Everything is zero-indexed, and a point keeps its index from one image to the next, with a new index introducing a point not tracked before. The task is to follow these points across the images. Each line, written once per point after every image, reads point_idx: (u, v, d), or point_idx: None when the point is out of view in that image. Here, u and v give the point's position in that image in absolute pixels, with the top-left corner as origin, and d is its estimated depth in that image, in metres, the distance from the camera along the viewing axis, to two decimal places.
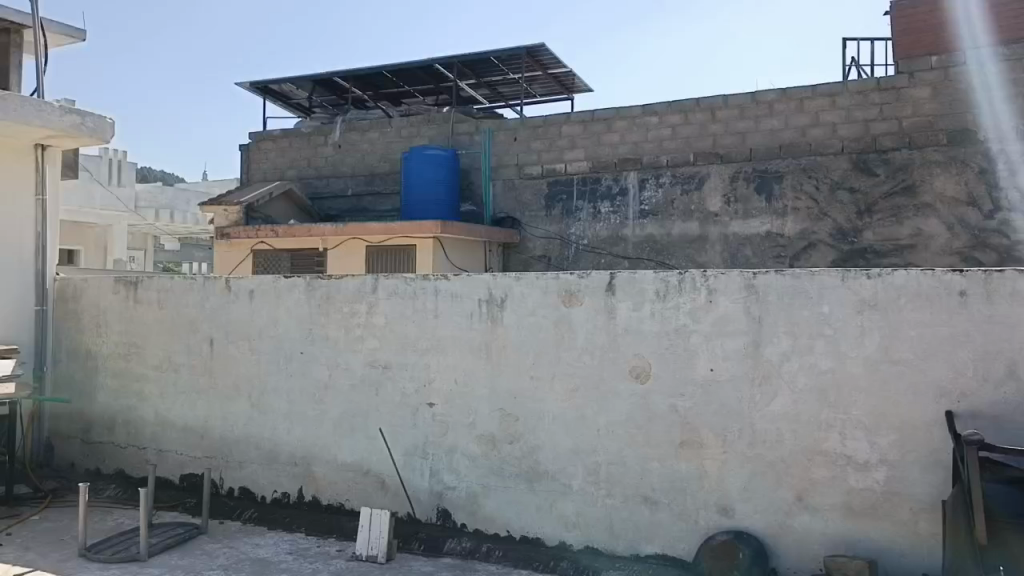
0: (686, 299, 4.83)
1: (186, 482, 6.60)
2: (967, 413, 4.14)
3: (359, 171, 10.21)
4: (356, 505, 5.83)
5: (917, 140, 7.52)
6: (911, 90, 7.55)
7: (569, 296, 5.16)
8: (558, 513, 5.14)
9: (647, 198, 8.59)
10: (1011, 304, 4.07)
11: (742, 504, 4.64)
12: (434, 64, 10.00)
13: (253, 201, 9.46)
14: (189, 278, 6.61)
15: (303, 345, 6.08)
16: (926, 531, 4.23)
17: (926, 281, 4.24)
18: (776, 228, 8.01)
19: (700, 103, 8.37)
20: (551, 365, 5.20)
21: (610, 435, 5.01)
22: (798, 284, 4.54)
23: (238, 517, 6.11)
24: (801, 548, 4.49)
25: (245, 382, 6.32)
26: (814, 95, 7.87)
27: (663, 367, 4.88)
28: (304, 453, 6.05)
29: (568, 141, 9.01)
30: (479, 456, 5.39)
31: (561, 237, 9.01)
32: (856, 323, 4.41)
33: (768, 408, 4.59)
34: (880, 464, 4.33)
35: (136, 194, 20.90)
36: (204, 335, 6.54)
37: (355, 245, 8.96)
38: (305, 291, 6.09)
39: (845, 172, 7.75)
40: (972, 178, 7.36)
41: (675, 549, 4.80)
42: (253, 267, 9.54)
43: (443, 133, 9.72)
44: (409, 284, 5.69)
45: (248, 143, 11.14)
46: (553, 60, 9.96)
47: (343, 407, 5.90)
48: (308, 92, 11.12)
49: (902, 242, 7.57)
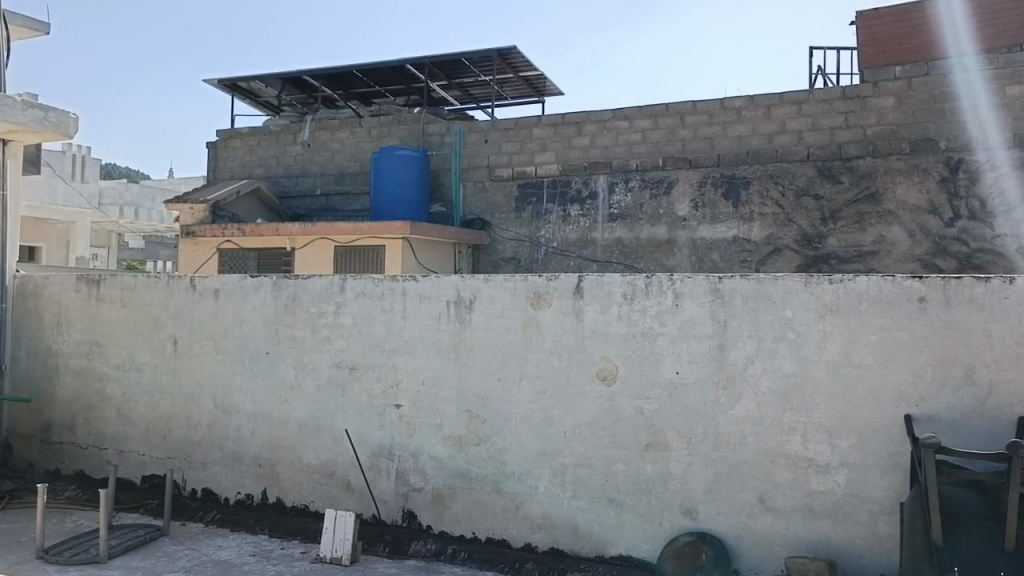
0: (653, 302, 4.87)
1: (148, 483, 6.51)
2: (925, 417, 4.22)
3: (328, 170, 10.14)
4: (321, 506, 5.80)
5: (881, 148, 7.64)
6: (875, 98, 7.67)
7: (538, 297, 5.18)
8: (524, 514, 5.15)
9: (616, 201, 8.63)
10: (968, 309, 4.17)
11: (706, 505, 4.69)
12: (406, 65, 9.98)
13: (221, 199, 9.36)
14: (153, 275, 6.52)
15: (269, 345, 6.03)
16: (885, 532, 4.30)
17: (887, 286, 4.32)
18: (743, 232, 8.08)
19: (669, 108, 8.44)
20: (518, 366, 5.21)
21: (576, 437, 5.03)
22: (762, 289, 4.60)
23: (200, 519, 6.03)
24: (764, 550, 4.55)
25: (210, 382, 6.25)
26: (782, 102, 7.98)
27: (629, 369, 4.91)
28: (269, 454, 6.00)
29: (539, 143, 9.03)
30: (446, 457, 5.39)
31: (531, 239, 9.02)
32: (818, 328, 4.47)
33: (732, 411, 4.64)
34: (840, 466, 4.40)
35: (100, 190, 20.58)
36: (168, 333, 6.45)
37: (323, 245, 8.90)
38: (271, 290, 6.04)
39: (810, 179, 7.85)
40: (934, 187, 7.47)
41: (640, 551, 4.83)
42: (218, 267, 9.44)
43: (414, 133, 9.68)
44: (378, 284, 5.67)
45: (216, 141, 11.01)
46: (524, 62, 9.97)
47: (309, 407, 5.85)
48: (277, 90, 11.02)
49: (866, 249, 7.67)
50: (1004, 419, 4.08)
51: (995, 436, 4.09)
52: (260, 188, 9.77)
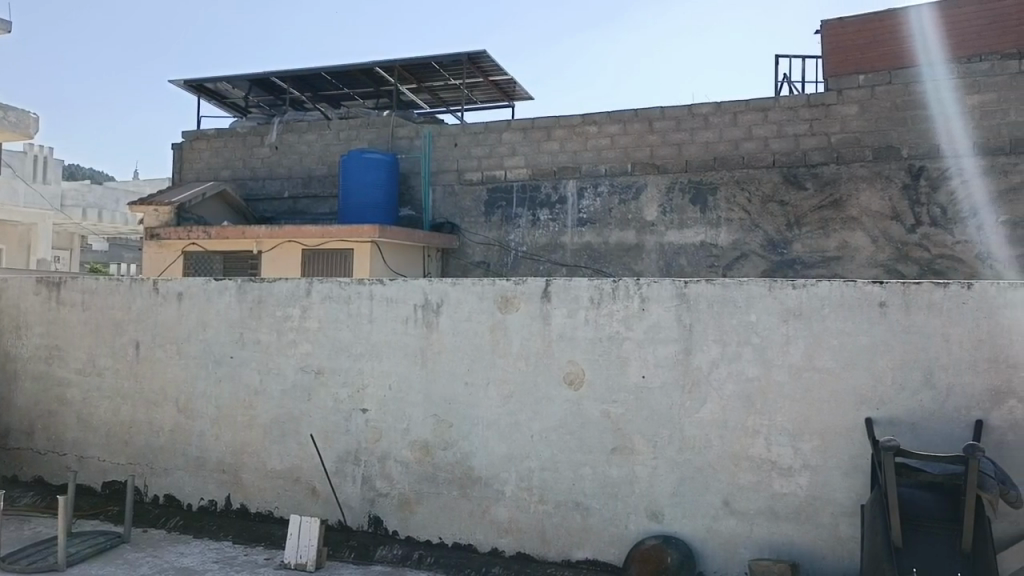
0: (620, 307, 4.89)
1: (109, 489, 6.40)
2: (885, 421, 4.28)
3: (296, 173, 10.05)
4: (285, 512, 5.74)
5: (845, 155, 7.71)
6: (839, 106, 7.74)
7: (505, 301, 5.18)
8: (490, 519, 5.14)
9: (585, 206, 8.66)
10: (927, 314, 4.24)
11: (671, 508, 4.72)
12: (376, 67, 9.93)
13: (186, 201, 9.22)
14: (115, 278, 6.42)
15: (233, 349, 5.96)
16: (846, 534, 4.36)
17: (848, 291, 4.39)
18: (710, 237, 8.14)
19: (637, 114, 8.48)
20: (486, 370, 5.21)
21: (544, 441, 5.03)
22: (726, 293, 4.64)
23: (162, 526, 5.94)
24: (728, 553, 4.58)
25: (172, 387, 6.16)
26: (748, 109, 8.03)
27: (596, 373, 4.92)
28: (233, 460, 5.93)
29: (508, 148, 9.02)
30: (412, 462, 5.36)
31: (500, 243, 9.03)
32: (782, 332, 4.53)
33: (697, 414, 4.68)
34: (803, 469, 4.45)
35: (63, 192, 20.22)
36: (130, 337, 6.36)
37: (290, 249, 8.83)
38: (236, 294, 5.98)
39: (776, 185, 7.91)
40: (896, 193, 7.55)
41: (606, 555, 4.85)
42: (183, 269, 9.36)
43: (383, 136, 9.64)
44: (344, 287, 5.63)
45: (182, 142, 10.87)
46: (494, 66, 9.98)
47: (273, 412, 5.80)
48: (245, 91, 10.92)
49: (829, 254, 7.75)
50: (962, 422, 4.15)
51: (953, 439, 4.16)
52: (225, 190, 9.67)
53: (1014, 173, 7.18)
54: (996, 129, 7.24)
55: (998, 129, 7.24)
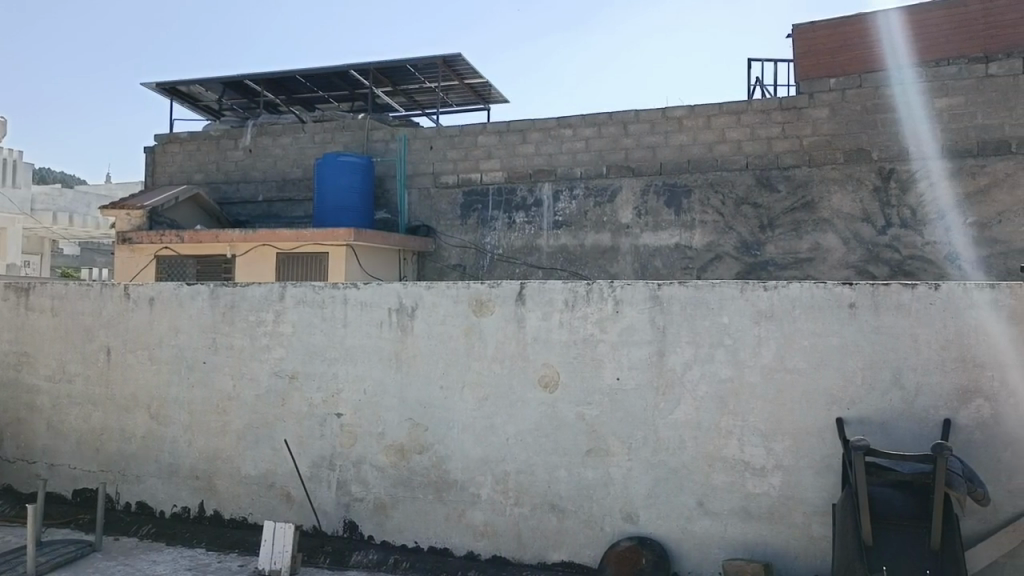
0: (594, 309, 4.91)
1: (79, 497, 6.32)
2: (857, 421, 4.33)
3: (270, 176, 9.98)
4: (259, 518, 5.69)
5: (816, 157, 7.77)
6: (810, 110, 7.80)
7: (480, 305, 5.19)
8: (466, 522, 5.14)
9: (561, 209, 8.67)
10: (895, 315, 4.30)
11: (645, 510, 4.74)
12: (350, 70, 9.88)
13: (159, 205, 9.14)
14: (86, 283, 6.34)
15: (206, 354, 5.91)
16: (819, 533, 4.40)
17: (819, 293, 4.45)
18: (684, 240, 8.18)
19: (612, 117, 8.50)
20: (461, 374, 5.20)
21: (519, 443, 5.04)
22: (699, 295, 4.68)
23: (134, 533, 5.87)
24: (702, 554, 4.62)
25: (144, 393, 6.10)
26: (721, 112, 8.08)
27: (571, 376, 4.94)
28: (206, 466, 5.88)
29: (484, 150, 9.01)
30: (388, 467, 5.34)
31: (476, 246, 9.02)
32: (754, 333, 4.57)
33: (671, 416, 4.71)
34: (776, 469, 4.49)
35: (33, 196, 19.99)
36: (100, 343, 6.29)
37: (264, 253, 8.78)
38: (208, 299, 5.92)
39: (748, 188, 7.96)
40: (867, 196, 7.61)
41: (582, 556, 4.86)
42: (156, 273, 9.27)
43: (358, 140, 9.59)
44: (318, 291, 5.61)
45: (154, 146, 10.75)
46: (469, 69, 9.97)
47: (247, 418, 5.75)
48: (218, 94, 10.82)
49: (802, 256, 7.79)
50: (930, 421, 4.21)
51: (922, 438, 4.21)
52: (199, 194, 9.60)
53: (982, 175, 7.28)
54: (964, 132, 7.33)
55: (964, 133, 7.33)
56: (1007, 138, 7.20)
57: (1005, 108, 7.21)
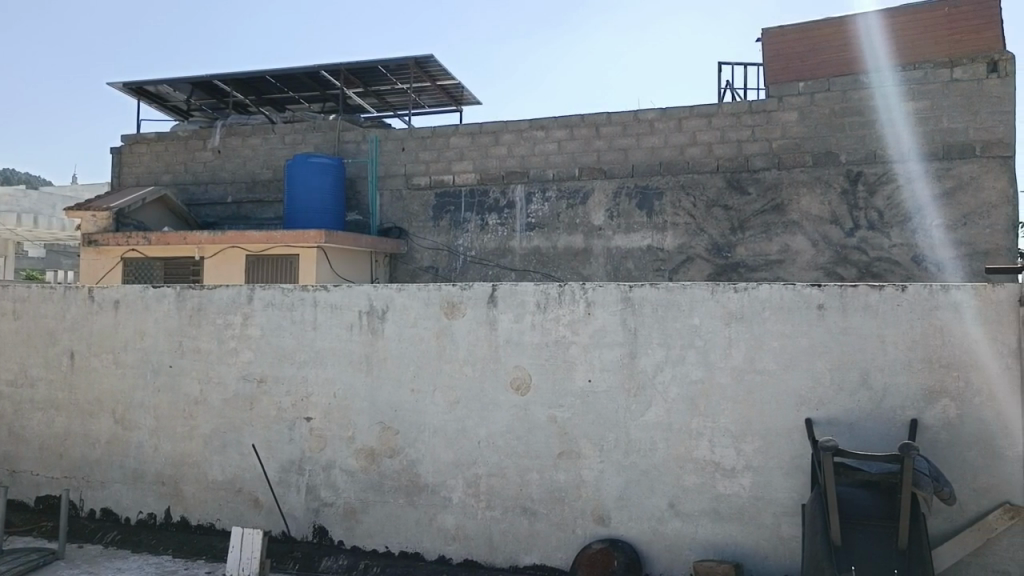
0: (566, 311, 4.90)
1: (42, 504, 6.19)
2: (825, 421, 4.37)
3: (239, 177, 9.86)
4: (227, 524, 5.61)
5: (786, 161, 7.83)
6: (780, 113, 7.85)
7: (451, 307, 5.16)
8: (437, 527, 5.11)
9: (534, 211, 8.66)
10: (863, 315, 4.34)
11: (617, 512, 4.74)
12: (321, 70, 9.80)
13: (125, 206, 9.00)
14: (48, 286, 6.21)
15: (172, 358, 5.82)
16: (788, 533, 4.42)
17: (788, 294, 4.48)
18: (656, 242, 8.20)
19: (584, 119, 8.50)
20: (432, 376, 5.17)
21: (490, 446, 5.02)
22: (670, 297, 4.70)
23: (99, 541, 5.76)
24: (673, 555, 4.63)
25: (108, 397, 5.99)
26: (692, 115, 8.11)
27: (542, 378, 4.92)
28: (172, 471, 5.79)
29: (456, 152, 8.97)
30: (358, 471, 5.29)
31: (448, 248, 8.98)
32: (724, 335, 4.59)
33: (643, 417, 4.71)
34: (745, 470, 4.51)
35: None
36: (64, 347, 6.17)
37: (233, 254, 8.67)
38: (174, 301, 5.83)
39: (719, 190, 8.00)
40: (835, 198, 7.68)
41: (553, 559, 4.86)
42: (122, 276, 9.13)
43: (329, 141, 9.52)
44: (287, 294, 5.54)
45: (120, 146, 10.58)
46: (441, 71, 9.94)
47: (214, 423, 5.68)
48: (186, 94, 10.69)
49: (772, 258, 7.83)
50: (898, 421, 4.25)
51: (889, 438, 4.26)
52: (166, 195, 9.47)
53: (948, 179, 7.35)
54: (931, 135, 7.41)
55: (931, 136, 7.41)
56: (973, 142, 7.27)
57: (970, 112, 7.28)
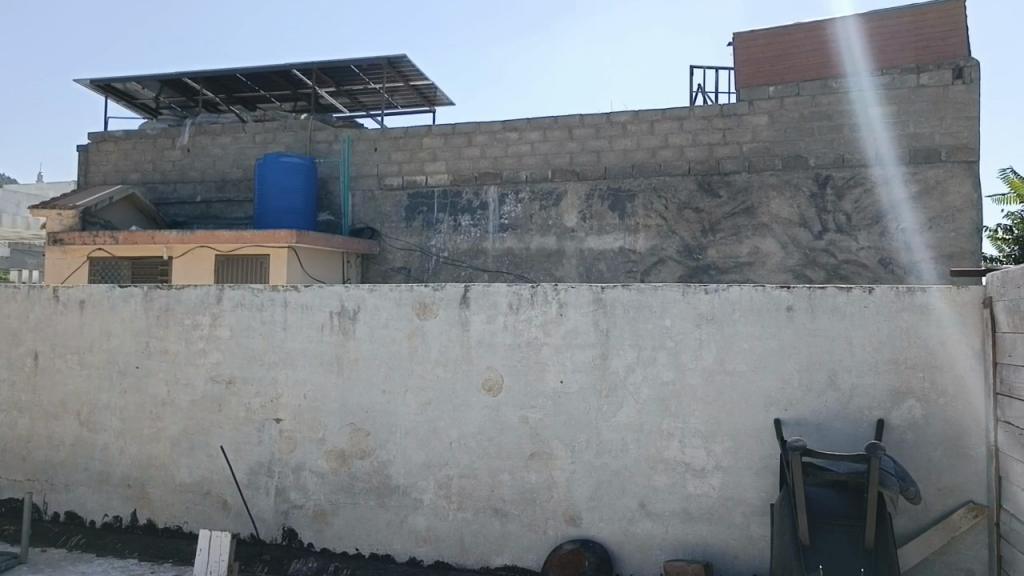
0: (538, 312, 4.90)
1: (4, 508, 6.07)
2: (793, 422, 4.41)
3: (209, 177, 9.76)
4: (194, 527, 5.55)
5: (756, 164, 7.89)
6: (751, 116, 7.92)
7: (423, 308, 5.14)
8: (408, 529, 5.08)
9: (507, 212, 8.66)
10: (831, 317, 4.40)
11: (588, 512, 4.75)
12: (292, 69, 9.71)
13: (92, 205, 8.85)
14: (12, 286, 6.10)
15: (139, 359, 5.74)
16: (757, 533, 4.46)
17: (758, 296, 4.51)
18: (628, 244, 8.24)
19: (557, 121, 8.51)
20: (403, 377, 5.15)
21: (461, 447, 5.00)
22: (641, 298, 4.73)
23: (63, 544, 5.66)
24: (643, 554, 4.65)
25: (73, 399, 5.89)
26: (664, 117, 8.16)
27: (514, 379, 4.92)
28: (139, 474, 5.70)
29: (429, 153, 8.95)
30: (328, 473, 5.25)
31: (421, 249, 8.95)
32: (694, 336, 4.62)
33: (614, 418, 4.73)
34: (715, 470, 4.54)
35: None
36: (28, 347, 6.05)
37: (201, 254, 8.56)
38: (141, 301, 5.75)
39: (691, 193, 8.05)
40: (804, 202, 7.76)
41: (524, 561, 4.86)
42: (88, 275, 8.98)
43: (301, 141, 9.44)
44: (258, 294, 5.49)
45: (87, 144, 10.41)
46: (414, 71, 9.91)
47: (181, 424, 5.60)
48: (156, 92, 10.55)
49: (742, 260, 7.89)
50: (865, 421, 4.31)
51: (856, 438, 4.31)
52: (133, 194, 9.33)
53: (914, 183, 7.47)
54: (898, 140, 7.52)
55: (898, 141, 7.52)
56: (938, 147, 7.40)
57: (935, 118, 7.40)
